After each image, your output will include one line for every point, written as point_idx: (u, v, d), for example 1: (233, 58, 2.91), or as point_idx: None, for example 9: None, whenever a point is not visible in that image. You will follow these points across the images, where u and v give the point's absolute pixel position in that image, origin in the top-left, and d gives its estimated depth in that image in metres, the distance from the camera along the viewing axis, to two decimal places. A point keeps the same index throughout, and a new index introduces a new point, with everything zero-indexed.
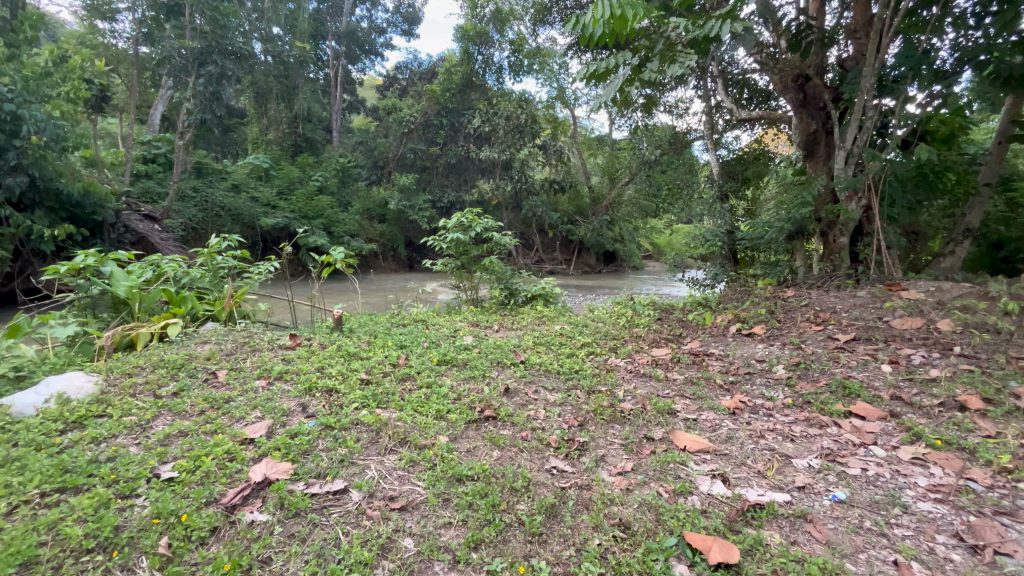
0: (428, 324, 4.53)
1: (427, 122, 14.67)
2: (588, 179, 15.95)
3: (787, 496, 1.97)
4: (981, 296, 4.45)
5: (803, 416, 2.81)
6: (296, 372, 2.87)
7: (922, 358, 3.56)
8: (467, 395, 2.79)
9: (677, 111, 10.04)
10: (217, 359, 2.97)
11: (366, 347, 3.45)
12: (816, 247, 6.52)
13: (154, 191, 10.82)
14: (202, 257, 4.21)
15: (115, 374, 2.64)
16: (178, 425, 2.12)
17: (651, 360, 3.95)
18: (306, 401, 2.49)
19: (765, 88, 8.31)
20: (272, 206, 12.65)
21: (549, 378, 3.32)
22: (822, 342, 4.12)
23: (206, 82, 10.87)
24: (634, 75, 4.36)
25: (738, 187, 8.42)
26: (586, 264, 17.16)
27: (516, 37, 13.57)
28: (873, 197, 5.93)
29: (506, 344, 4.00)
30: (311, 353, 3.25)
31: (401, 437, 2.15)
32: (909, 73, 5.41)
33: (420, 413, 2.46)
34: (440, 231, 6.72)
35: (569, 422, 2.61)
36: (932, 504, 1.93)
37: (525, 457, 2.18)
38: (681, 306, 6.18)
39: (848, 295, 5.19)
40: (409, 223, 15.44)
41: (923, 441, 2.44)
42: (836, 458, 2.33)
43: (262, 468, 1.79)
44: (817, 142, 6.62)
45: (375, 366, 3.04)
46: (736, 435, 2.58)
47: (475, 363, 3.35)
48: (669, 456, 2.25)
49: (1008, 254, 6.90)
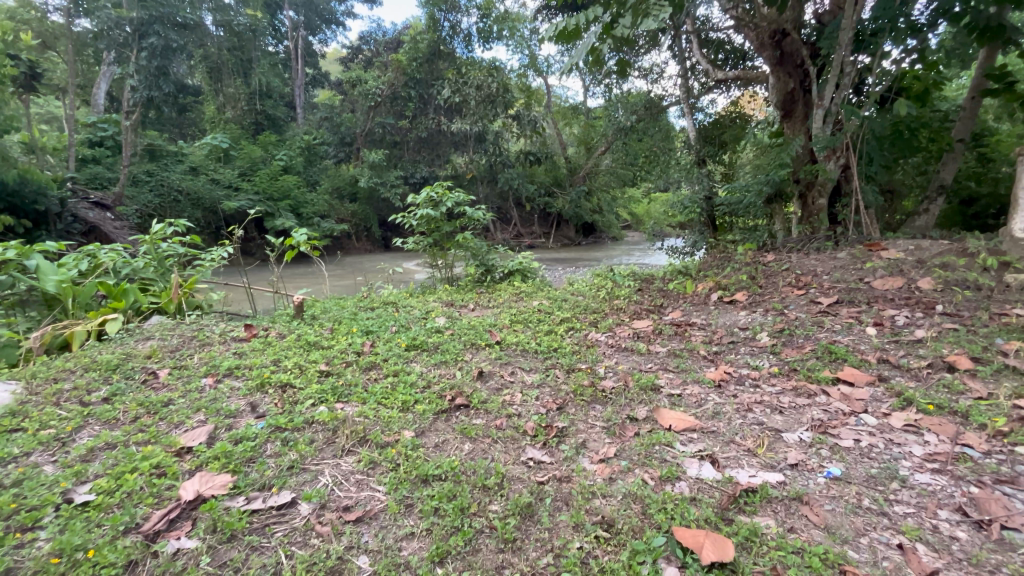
0: (399, 306, 4.30)
1: (395, 95, 14.02)
2: (565, 149, 15.61)
3: (781, 476, 1.84)
4: (960, 252, 4.41)
5: (790, 386, 2.70)
6: (249, 366, 2.62)
7: (906, 319, 3.48)
8: (437, 382, 2.59)
9: (652, 75, 9.76)
10: (159, 356, 2.69)
11: (329, 335, 3.20)
12: (794, 209, 6.41)
13: (103, 177, 10.17)
14: (144, 245, 3.89)
15: (39, 381, 2.36)
16: (104, 437, 1.87)
17: (632, 333, 3.81)
18: (258, 400, 2.26)
19: (741, 47, 8.05)
20: (234, 188, 12.02)
21: (526, 358, 3.14)
22: (805, 307, 4.02)
23: (150, 56, 10.27)
24: (606, 32, 4.05)
25: (715, 151, 8.24)
26: (565, 236, 17.00)
27: (483, 2, 12.93)
28: (851, 156, 5.80)
29: (481, 323, 3.80)
30: (268, 344, 3.00)
31: (361, 436, 1.94)
32: (887, 27, 5.23)
33: (384, 406, 2.25)
34: (410, 208, 6.38)
35: (547, 405, 2.43)
36: (930, 476, 1.83)
37: (499, 449, 2.00)
38: (661, 276, 6.05)
39: (828, 257, 5.12)
40: (381, 201, 14.93)
41: (914, 406, 2.35)
42: (827, 429, 2.21)
43: (195, 484, 1.56)
44: (795, 101, 6.44)
45: (337, 356, 2.81)
46: (723, 410, 2.45)
47: (447, 347, 3.13)
48: (653, 438, 2.11)
49: (978, 209, 6.93)
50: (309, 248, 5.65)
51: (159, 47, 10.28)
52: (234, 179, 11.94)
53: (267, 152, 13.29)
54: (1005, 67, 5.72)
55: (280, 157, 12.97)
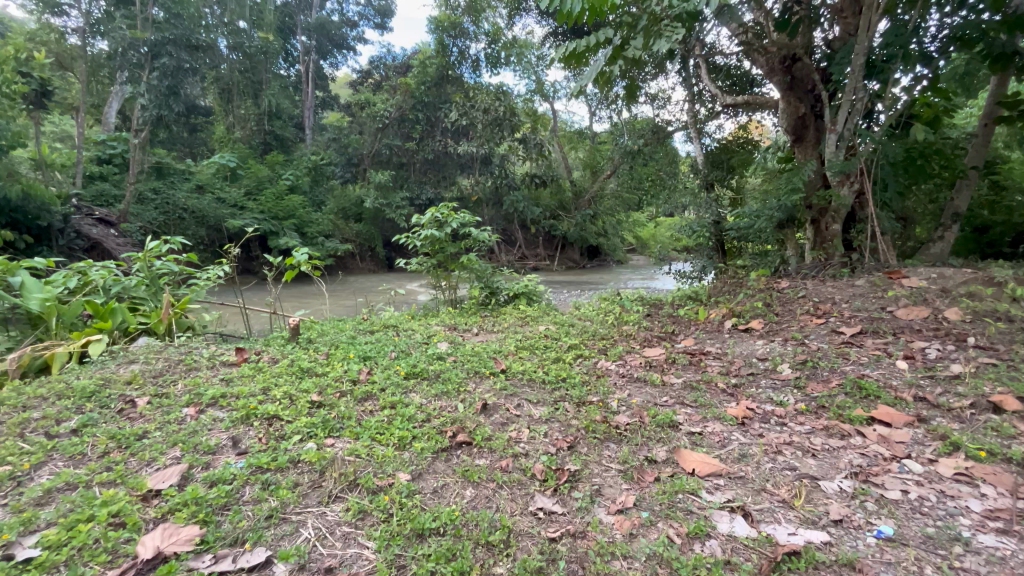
0: (399, 330, 4.11)
1: (402, 117, 14.13)
2: (570, 172, 15.64)
3: (825, 535, 1.62)
4: (986, 281, 4.22)
5: (820, 425, 2.48)
6: (235, 396, 2.43)
7: (938, 352, 3.27)
8: (438, 416, 2.38)
9: (658, 101, 9.80)
10: (140, 382, 2.51)
11: (324, 361, 3.02)
12: (808, 235, 6.22)
13: (109, 194, 10.17)
14: (138, 262, 3.73)
15: (5, 410, 2.17)
16: (65, 476, 1.68)
17: (644, 362, 3.60)
18: (241, 433, 2.06)
19: (748, 73, 8.05)
20: (240, 207, 12.01)
21: (533, 388, 2.94)
22: (826, 337, 3.81)
23: (161, 76, 10.23)
24: (616, 54, 3.98)
25: (724, 176, 8.14)
26: (570, 259, 16.90)
27: (491, 29, 13.02)
28: (866, 181, 5.65)
29: (485, 350, 3.60)
30: (259, 370, 2.82)
31: (351, 480, 1.74)
32: (898, 54, 5.16)
33: (379, 443, 2.06)
34: (414, 228, 6.25)
35: (557, 444, 2.23)
36: (996, 537, 1.61)
37: (505, 497, 1.79)
38: (671, 301, 5.86)
39: (845, 284, 4.92)
40: (387, 222, 14.90)
41: (963, 452, 2.14)
42: (870, 478, 1.99)
43: (155, 540, 1.37)
44: (806, 126, 6.33)
45: (330, 385, 2.61)
46: (750, 453, 2.23)
47: (448, 375, 2.94)
48: (676, 486, 1.90)
49: (993, 237, 6.75)
50: (309, 268, 5.49)
51: (171, 68, 10.27)
52: (239, 198, 11.92)
53: (274, 172, 13.23)
54: (1018, 95, 5.64)
55: (286, 177, 12.97)
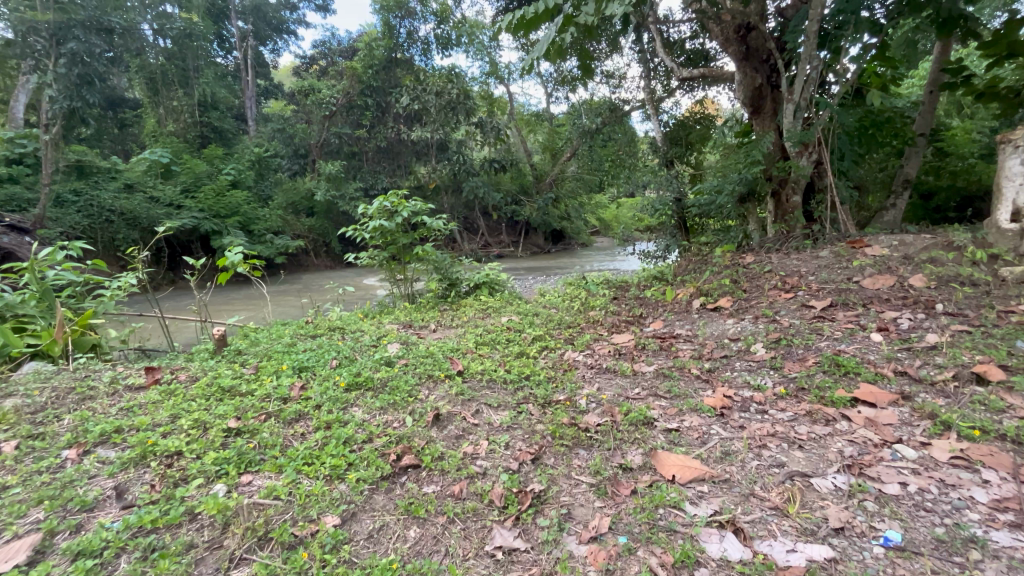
0: (347, 333, 3.70)
1: (351, 103, 13.32)
2: (530, 156, 15.34)
3: (829, 550, 1.41)
4: (946, 246, 4.18)
5: (803, 410, 2.29)
6: (134, 429, 2.03)
7: (910, 321, 3.16)
8: (381, 434, 2.04)
9: (614, 80, 9.57)
10: (13, 420, 2.06)
11: (250, 377, 2.60)
12: (769, 209, 6.09)
13: (21, 198, 9.13)
14: (26, 275, 3.15)
15: None
16: None
17: (613, 351, 3.35)
18: (131, 480, 1.68)
19: (703, 47, 7.89)
20: (177, 206, 11.10)
21: (493, 391, 2.63)
22: (797, 312, 3.67)
23: (69, 62, 9.17)
24: (567, 22, 3.62)
25: (683, 152, 7.98)
26: (534, 244, 16.77)
27: (440, 8, 12.45)
28: (824, 151, 5.52)
29: (441, 349, 3.27)
30: (171, 394, 2.39)
31: (262, 535, 1.41)
32: (849, 21, 5.02)
33: (306, 476, 1.72)
34: (363, 219, 5.78)
35: (519, 458, 1.93)
36: (1009, 533, 1.44)
37: (457, 534, 1.51)
38: (637, 283, 5.67)
39: (810, 256, 4.81)
40: (341, 215, 14.18)
41: (955, 432, 1.98)
42: (864, 470, 1.80)
43: None
44: (763, 97, 6.11)
45: (253, 407, 2.22)
46: (734, 449, 2.01)
47: (397, 383, 2.59)
48: (656, 498, 1.66)
49: (939, 203, 6.85)
50: (246, 268, 4.92)
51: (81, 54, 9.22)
52: (176, 197, 11.01)
53: (214, 166, 12.26)
54: (961, 60, 5.64)
55: (228, 171, 12.06)
